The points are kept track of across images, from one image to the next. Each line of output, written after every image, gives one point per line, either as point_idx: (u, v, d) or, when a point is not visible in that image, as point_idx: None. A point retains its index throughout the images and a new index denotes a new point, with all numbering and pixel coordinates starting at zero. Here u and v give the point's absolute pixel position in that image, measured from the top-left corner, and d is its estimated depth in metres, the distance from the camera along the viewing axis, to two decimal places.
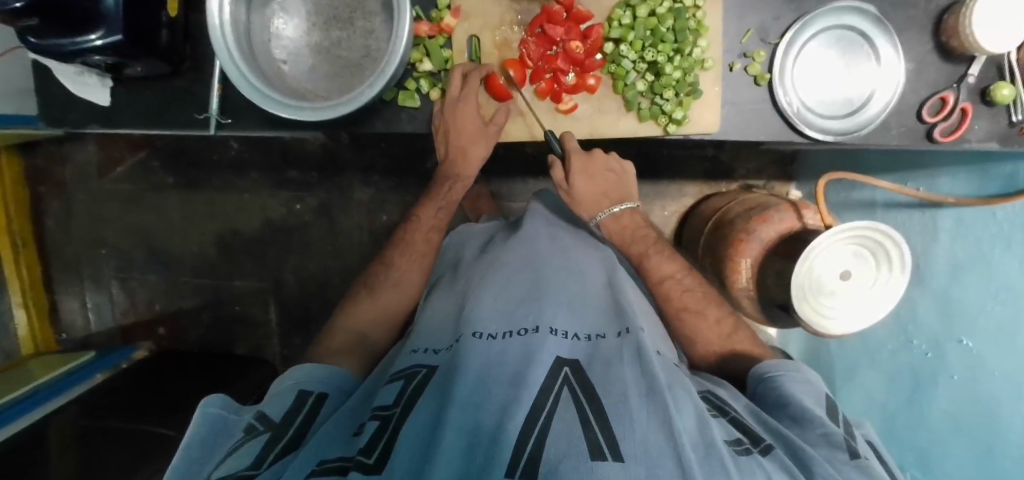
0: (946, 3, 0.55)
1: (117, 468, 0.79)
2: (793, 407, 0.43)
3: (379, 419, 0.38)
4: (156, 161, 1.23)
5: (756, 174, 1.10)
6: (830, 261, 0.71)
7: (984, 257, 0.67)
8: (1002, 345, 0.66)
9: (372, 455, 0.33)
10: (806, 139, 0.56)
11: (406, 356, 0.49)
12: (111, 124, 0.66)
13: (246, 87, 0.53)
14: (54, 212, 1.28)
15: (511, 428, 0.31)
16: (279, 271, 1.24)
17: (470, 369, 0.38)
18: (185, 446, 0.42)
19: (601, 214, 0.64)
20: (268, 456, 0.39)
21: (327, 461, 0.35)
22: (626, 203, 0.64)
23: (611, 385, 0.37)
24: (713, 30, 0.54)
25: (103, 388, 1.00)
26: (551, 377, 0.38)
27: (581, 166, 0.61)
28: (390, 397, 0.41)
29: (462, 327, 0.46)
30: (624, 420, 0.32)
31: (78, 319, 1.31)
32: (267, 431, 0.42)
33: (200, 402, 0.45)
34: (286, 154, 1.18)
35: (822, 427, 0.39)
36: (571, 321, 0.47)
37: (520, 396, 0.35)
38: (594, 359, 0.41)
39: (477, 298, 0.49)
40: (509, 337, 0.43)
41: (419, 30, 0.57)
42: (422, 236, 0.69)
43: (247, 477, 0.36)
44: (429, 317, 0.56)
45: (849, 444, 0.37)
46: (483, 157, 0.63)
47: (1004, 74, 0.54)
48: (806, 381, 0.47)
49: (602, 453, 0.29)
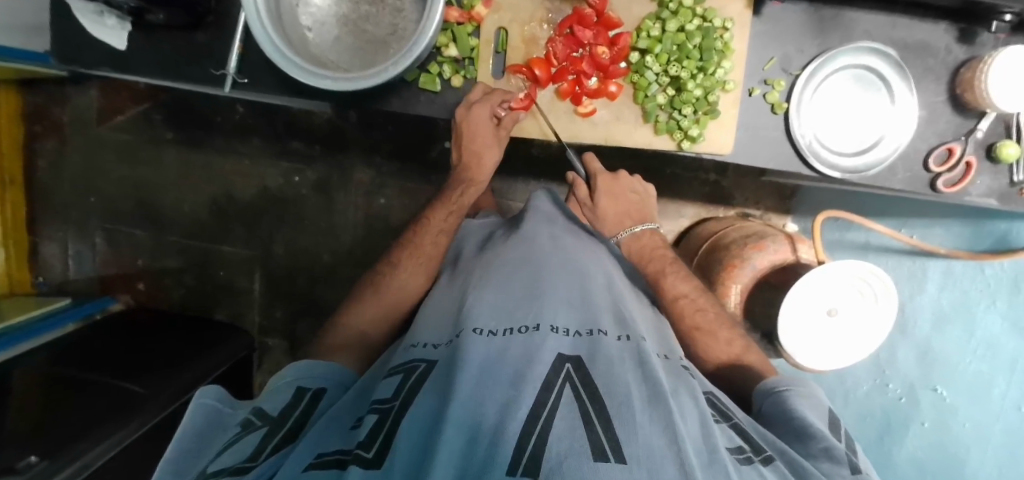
0: (964, 57, 0.56)
1: (86, 418, 0.76)
2: (794, 420, 0.44)
3: (377, 412, 0.38)
4: (158, 115, 1.21)
5: (754, 204, 1.12)
6: (821, 294, 0.72)
7: (967, 307, 0.73)
8: (981, 398, 0.74)
9: (371, 449, 0.33)
10: (814, 172, 0.57)
11: (405, 351, 0.48)
12: (123, 69, 0.64)
13: (272, 51, 0.52)
14: (47, 152, 1.25)
15: (512, 427, 0.31)
16: (269, 241, 1.22)
17: (471, 366, 0.37)
18: (179, 440, 0.42)
19: (622, 233, 0.71)
20: (268, 447, 0.39)
21: (324, 453, 0.35)
22: (647, 225, 0.71)
23: (615, 385, 0.36)
24: (738, 53, 0.55)
25: (76, 338, 0.98)
26: (552, 372, 0.38)
27: (605, 183, 0.72)
28: (389, 390, 0.41)
29: (461, 324, 0.46)
30: (627, 422, 0.32)
31: (57, 265, 1.28)
32: (264, 425, 0.42)
33: (196, 393, 0.46)
34: (292, 125, 1.17)
35: (824, 441, 0.40)
36: (571, 318, 0.46)
37: (521, 395, 0.35)
38: (596, 355, 0.40)
39: (477, 297, 0.49)
40: (509, 336, 0.42)
41: (449, 15, 0.55)
42: (431, 238, 0.68)
43: (245, 469, 0.36)
44: (429, 314, 0.55)
45: (850, 459, 0.39)
46: (493, 160, 0.66)
47: (1010, 134, 0.56)
48: (810, 394, 0.49)
49: (604, 453, 0.29)
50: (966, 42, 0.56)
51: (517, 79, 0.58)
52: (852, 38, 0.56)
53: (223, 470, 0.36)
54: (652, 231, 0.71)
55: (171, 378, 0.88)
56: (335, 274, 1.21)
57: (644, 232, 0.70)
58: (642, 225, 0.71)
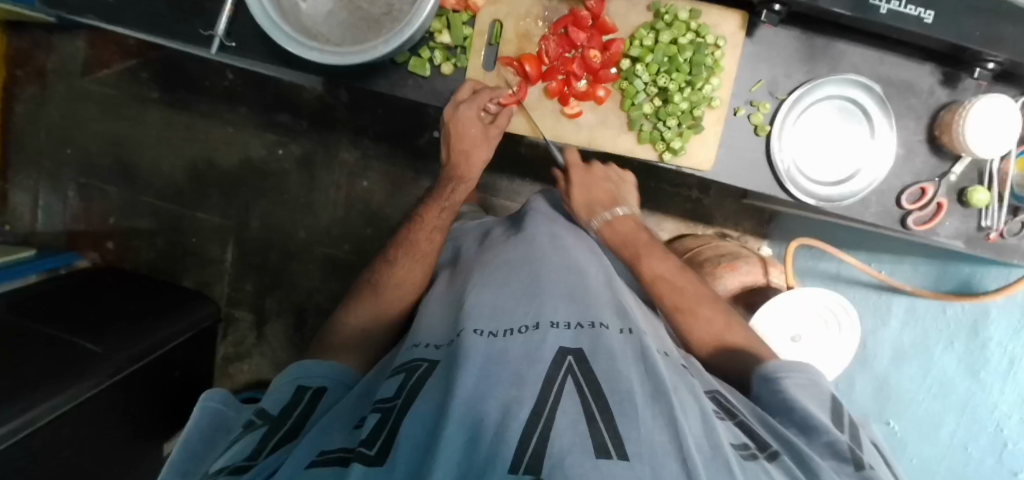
0: (946, 100, 0.58)
1: (39, 371, 0.73)
2: (796, 411, 0.43)
3: (381, 411, 0.37)
4: (146, 73, 1.18)
5: (733, 225, 1.14)
6: (786, 319, 0.76)
7: (926, 347, 0.73)
8: (926, 432, 0.74)
9: (374, 447, 0.32)
10: (789, 197, 0.58)
11: (407, 350, 0.48)
12: (106, 18, 0.62)
13: (262, 18, 0.51)
14: (25, 98, 1.21)
15: (515, 422, 0.31)
16: (247, 213, 1.20)
17: (472, 363, 0.37)
18: (183, 440, 0.42)
19: (595, 219, 0.70)
20: (266, 446, 0.38)
21: (328, 452, 0.34)
22: (618, 210, 0.70)
23: (617, 381, 0.36)
24: (727, 71, 0.56)
25: (35, 291, 0.95)
26: (553, 368, 0.37)
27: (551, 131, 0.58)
28: (391, 390, 0.40)
29: (461, 322, 0.45)
30: (630, 418, 0.32)
31: (25, 215, 1.24)
32: (264, 424, 0.41)
33: (201, 396, 0.46)
34: (282, 96, 1.15)
35: (828, 434, 0.40)
36: (571, 312, 0.46)
37: (523, 394, 0.34)
38: (598, 349, 0.40)
39: (478, 295, 0.49)
40: (509, 335, 0.42)
41: (445, 1, 0.55)
42: (426, 235, 0.66)
43: (246, 467, 0.35)
44: (429, 314, 0.54)
45: (853, 453, 0.39)
46: (484, 161, 0.66)
47: (982, 180, 0.58)
48: (812, 378, 0.48)
49: (607, 450, 0.29)
50: (948, 86, 0.57)
51: (507, 72, 0.57)
52: (839, 70, 0.57)
53: (223, 470, 0.36)
54: (625, 215, 0.70)
55: (130, 340, 0.85)
56: (311, 252, 1.20)
57: (617, 217, 0.70)
58: (615, 210, 0.70)
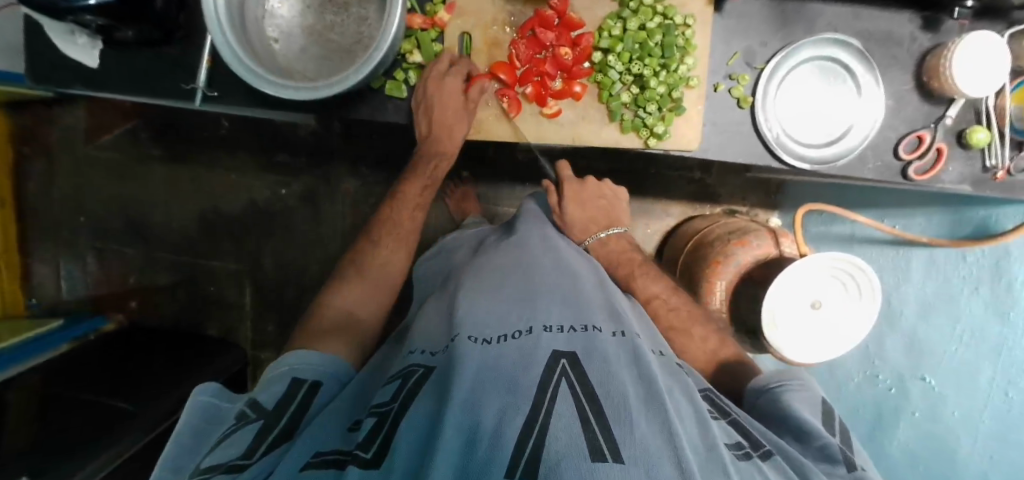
0: (929, 45, 0.56)
1: (75, 437, 0.75)
2: (788, 418, 0.43)
3: (377, 415, 0.38)
4: (145, 133, 1.22)
5: (740, 200, 1.12)
6: (808, 283, 0.72)
7: (951, 296, 0.72)
8: (967, 386, 0.72)
9: (369, 449, 0.34)
10: (783, 164, 0.57)
11: (403, 358, 0.48)
12: (95, 87, 0.64)
13: (231, 59, 0.51)
14: (36, 174, 1.26)
15: (509, 431, 0.30)
16: (259, 254, 1.23)
17: (467, 369, 0.36)
18: (178, 434, 0.42)
19: (588, 238, 0.70)
20: (261, 446, 0.39)
21: (323, 453, 0.36)
22: (614, 229, 0.72)
23: (611, 385, 0.35)
24: (701, 49, 0.55)
25: (65, 357, 0.98)
26: (548, 372, 0.36)
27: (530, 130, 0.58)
28: (388, 396, 0.41)
29: (455, 328, 0.44)
30: (624, 421, 0.31)
31: (49, 285, 1.28)
32: (258, 419, 0.41)
33: (192, 391, 0.47)
34: (277, 137, 1.18)
35: (821, 439, 0.40)
36: (565, 315, 0.44)
37: (518, 400, 0.33)
38: (592, 352, 0.39)
39: (470, 308, 0.46)
40: (504, 342, 0.40)
41: (412, 21, 0.56)
42: (403, 224, 0.68)
43: (239, 469, 0.36)
44: (420, 322, 0.55)
45: (845, 455, 0.39)
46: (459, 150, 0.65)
47: (980, 119, 0.56)
48: (804, 387, 0.48)
49: (602, 454, 0.28)
50: (929, 30, 0.56)
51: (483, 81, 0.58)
52: (815, 31, 0.56)
53: (215, 468, 0.36)
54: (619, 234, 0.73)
55: (159, 393, 0.87)
56: (325, 285, 1.21)
57: (610, 236, 0.71)
58: (607, 230, 0.72)
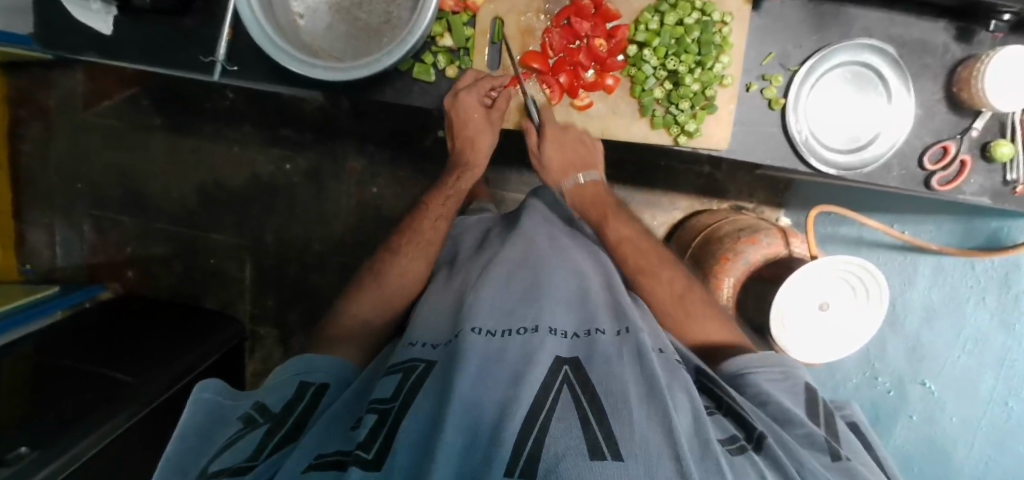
0: (962, 56, 0.56)
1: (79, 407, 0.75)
2: (772, 407, 0.44)
3: (377, 411, 0.37)
4: (146, 100, 1.18)
5: (748, 196, 1.13)
6: (821, 286, 0.73)
7: (959, 303, 0.74)
8: (967, 391, 0.75)
9: (371, 449, 0.32)
10: (810, 169, 0.57)
11: (403, 349, 0.48)
12: (105, 54, 0.62)
13: (258, 34, 0.49)
14: (31, 137, 1.22)
15: (511, 424, 0.31)
16: (261, 230, 1.21)
17: (470, 363, 0.37)
18: (180, 435, 0.41)
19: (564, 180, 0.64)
20: (268, 446, 0.38)
21: (324, 455, 0.34)
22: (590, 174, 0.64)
23: (612, 383, 0.35)
24: (737, 47, 0.54)
25: (65, 325, 0.97)
26: (551, 375, 0.36)
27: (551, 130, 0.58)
28: (388, 390, 0.40)
29: (460, 322, 0.45)
30: (623, 418, 0.31)
31: (44, 251, 1.26)
32: (265, 422, 0.41)
33: (194, 389, 0.45)
34: (283, 111, 1.15)
35: (805, 427, 0.41)
36: (569, 321, 0.45)
37: (520, 395, 0.34)
38: (594, 355, 0.39)
39: (476, 295, 0.49)
40: (507, 337, 0.41)
41: (445, 3, 0.54)
42: (430, 224, 0.68)
43: (246, 468, 0.35)
44: (426, 310, 0.54)
45: (830, 444, 0.39)
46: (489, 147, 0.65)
47: (1005, 132, 0.57)
48: (786, 376, 0.48)
49: (601, 451, 0.28)
50: (963, 41, 0.55)
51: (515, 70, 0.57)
52: (850, 35, 0.55)
53: (223, 471, 0.35)
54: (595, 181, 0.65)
55: (162, 366, 0.87)
56: (327, 263, 1.20)
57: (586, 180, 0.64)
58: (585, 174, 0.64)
